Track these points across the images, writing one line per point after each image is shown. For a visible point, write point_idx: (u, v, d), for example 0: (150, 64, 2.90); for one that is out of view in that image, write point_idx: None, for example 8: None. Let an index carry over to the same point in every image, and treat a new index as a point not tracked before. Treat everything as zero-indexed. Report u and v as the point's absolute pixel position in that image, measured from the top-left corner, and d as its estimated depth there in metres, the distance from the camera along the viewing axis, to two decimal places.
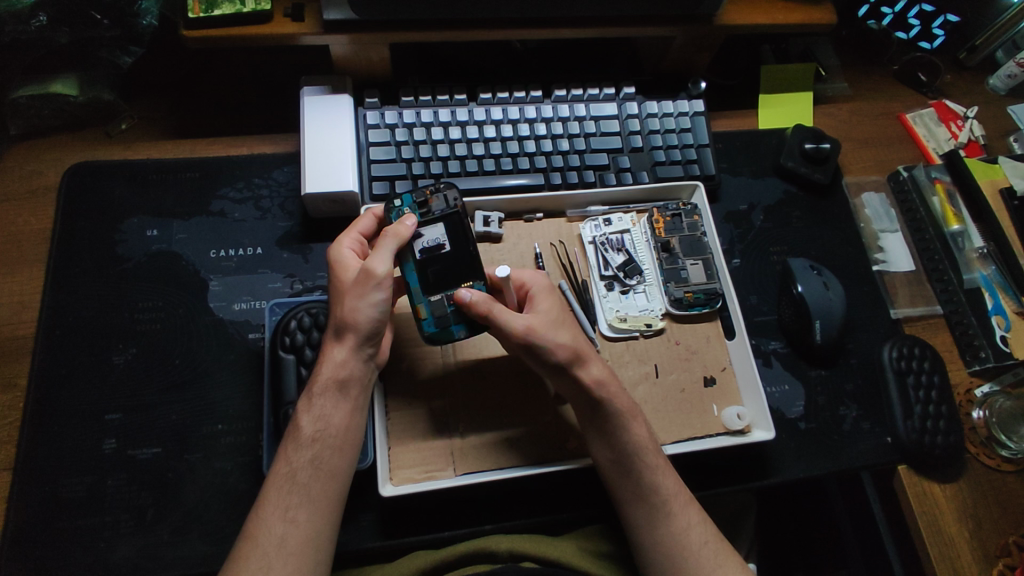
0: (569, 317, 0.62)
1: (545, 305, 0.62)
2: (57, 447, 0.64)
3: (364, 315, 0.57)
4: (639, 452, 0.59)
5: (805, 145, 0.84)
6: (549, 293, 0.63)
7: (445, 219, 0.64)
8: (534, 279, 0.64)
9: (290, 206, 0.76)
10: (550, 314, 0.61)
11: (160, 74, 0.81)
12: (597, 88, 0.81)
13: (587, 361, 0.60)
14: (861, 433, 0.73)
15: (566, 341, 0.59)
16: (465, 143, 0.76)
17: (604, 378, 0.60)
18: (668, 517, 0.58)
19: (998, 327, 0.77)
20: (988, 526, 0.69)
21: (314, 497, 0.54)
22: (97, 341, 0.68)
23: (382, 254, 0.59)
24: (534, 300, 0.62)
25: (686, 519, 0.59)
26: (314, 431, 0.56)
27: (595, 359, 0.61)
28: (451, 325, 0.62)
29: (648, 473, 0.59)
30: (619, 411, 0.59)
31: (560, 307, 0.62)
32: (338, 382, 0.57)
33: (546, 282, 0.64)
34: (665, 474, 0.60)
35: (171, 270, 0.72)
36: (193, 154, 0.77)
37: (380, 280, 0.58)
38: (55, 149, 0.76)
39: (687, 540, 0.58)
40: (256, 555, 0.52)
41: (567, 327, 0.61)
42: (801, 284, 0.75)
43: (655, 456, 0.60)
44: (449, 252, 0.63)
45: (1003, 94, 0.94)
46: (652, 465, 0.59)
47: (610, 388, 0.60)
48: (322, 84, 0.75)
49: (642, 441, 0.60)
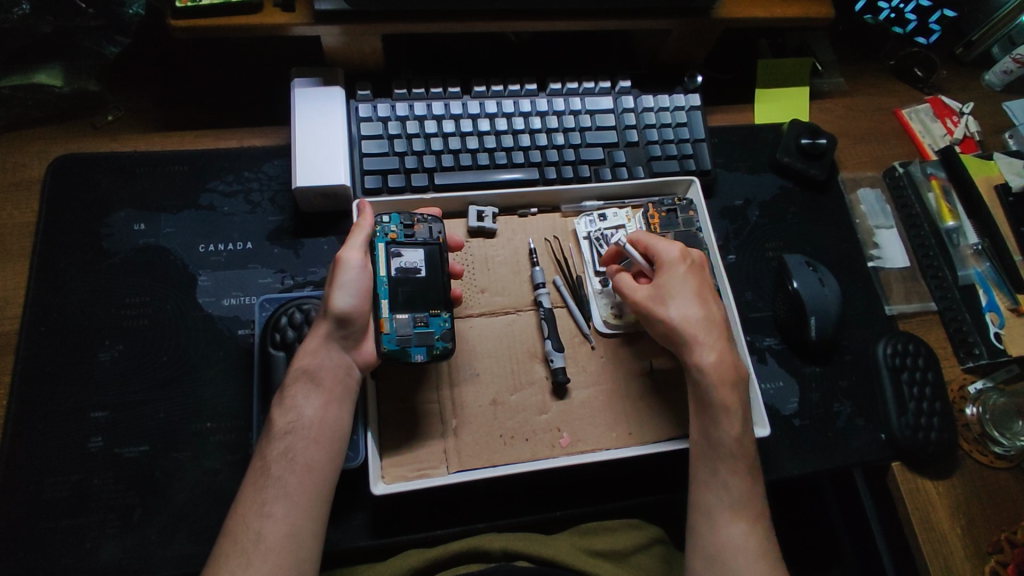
0: (695, 291, 0.64)
1: (669, 278, 0.64)
2: (42, 445, 0.63)
3: (337, 298, 0.59)
4: (733, 451, 0.59)
5: (802, 141, 0.83)
6: (677, 268, 0.65)
7: (428, 248, 0.64)
8: (665, 252, 0.66)
9: (281, 200, 0.75)
10: (668, 289, 0.64)
11: (147, 65, 0.79)
12: (593, 81, 0.80)
13: (698, 341, 0.62)
14: (855, 430, 0.73)
15: (676, 320, 0.62)
16: (460, 136, 0.75)
17: (717, 364, 0.61)
18: (731, 518, 0.57)
19: (992, 324, 0.77)
20: (981, 522, 0.69)
21: (291, 492, 0.53)
22: (82, 336, 0.67)
23: (352, 243, 0.61)
24: (659, 271, 0.65)
25: (746, 526, 0.57)
26: (287, 423, 0.56)
27: (713, 340, 0.62)
28: (411, 346, 0.61)
29: (727, 473, 0.59)
30: (725, 398, 0.60)
31: (686, 281, 0.64)
32: (308, 371, 0.58)
33: (674, 255, 0.65)
34: (745, 480, 0.59)
35: (158, 264, 0.71)
36: (181, 147, 0.76)
37: (350, 264, 0.60)
38: (39, 142, 0.74)
39: (746, 543, 0.56)
40: (235, 553, 0.51)
41: (686, 303, 0.63)
42: (797, 280, 0.74)
43: (747, 458, 0.60)
44: (422, 277, 0.64)
45: (998, 90, 0.94)
46: (735, 469, 0.59)
47: (723, 372, 0.61)
48: (313, 75, 0.74)
49: (738, 436, 0.60)
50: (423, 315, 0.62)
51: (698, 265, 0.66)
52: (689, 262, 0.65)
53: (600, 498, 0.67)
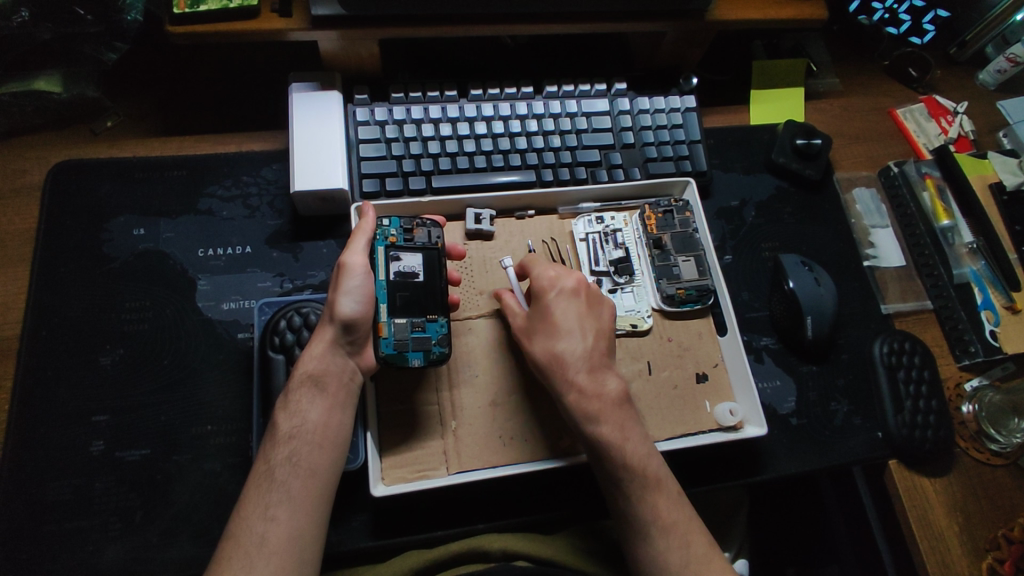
0: (560, 323, 0.63)
1: (539, 306, 0.64)
2: (44, 450, 0.63)
3: (342, 304, 0.59)
4: (623, 475, 0.58)
5: (796, 142, 0.84)
6: (546, 297, 0.64)
7: (426, 252, 0.65)
8: (535, 281, 0.65)
9: (279, 204, 0.75)
10: (535, 322, 0.63)
11: (146, 71, 0.80)
12: (589, 84, 0.81)
13: (559, 376, 0.61)
14: (852, 429, 0.74)
15: (540, 356, 0.62)
16: (456, 140, 0.75)
17: (582, 397, 0.60)
18: (647, 540, 0.56)
19: (987, 322, 0.78)
20: (977, 519, 0.69)
21: (295, 495, 0.54)
22: (83, 341, 0.67)
23: (355, 247, 0.61)
24: (532, 302, 0.65)
25: (664, 542, 0.56)
26: (291, 428, 0.57)
27: (575, 374, 0.60)
28: (408, 351, 0.62)
29: (623, 497, 0.58)
30: (593, 431, 0.59)
31: (551, 312, 0.63)
32: (313, 376, 0.58)
33: (543, 283, 0.65)
34: (644, 498, 0.57)
35: (159, 269, 0.71)
36: (180, 152, 0.76)
37: (352, 268, 0.60)
38: (39, 148, 0.75)
39: (664, 561, 0.55)
40: (238, 556, 0.50)
41: (548, 337, 0.62)
42: (793, 280, 0.75)
43: (640, 475, 0.58)
44: (421, 282, 0.64)
45: (993, 89, 0.94)
46: (631, 491, 0.58)
47: (587, 406, 0.59)
48: (311, 80, 0.74)
49: (622, 461, 0.58)
50: (420, 320, 0.62)
51: (571, 292, 0.64)
52: (558, 291, 0.64)
53: (598, 497, 0.67)
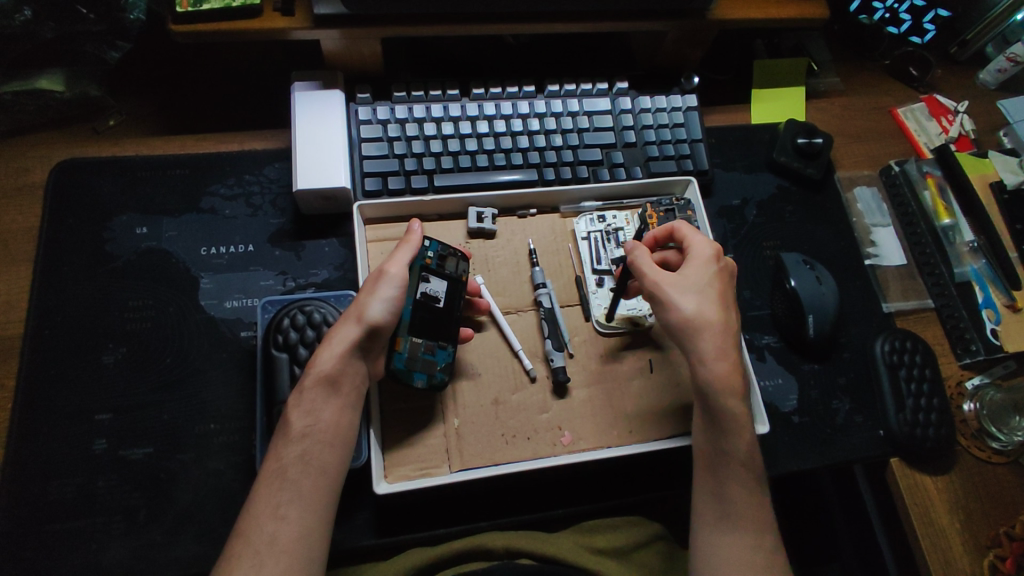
0: (718, 293, 0.61)
1: (698, 270, 0.62)
2: (49, 448, 0.63)
3: (374, 308, 0.59)
4: (738, 463, 0.57)
5: (799, 140, 0.84)
6: (707, 265, 0.62)
7: (453, 282, 0.66)
8: (697, 248, 0.63)
9: (282, 203, 0.75)
10: (693, 282, 0.61)
11: (148, 70, 0.80)
12: (591, 83, 0.81)
13: (712, 342, 0.58)
14: (854, 427, 0.74)
15: (695, 314, 0.59)
16: (459, 138, 0.75)
17: (728, 371, 0.58)
18: (732, 530, 0.56)
19: (989, 320, 0.78)
20: (979, 517, 0.70)
21: (305, 493, 0.54)
22: (86, 340, 0.67)
23: (400, 257, 0.62)
24: (686, 264, 0.63)
25: (757, 538, 0.56)
26: (304, 426, 0.56)
27: (725, 346, 0.59)
28: (415, 370, 0.62)
29: (728, 483, 0.57)
30: (732, 408, 0.58)
31: (709, 280, 0.61)
32: (329, 377, 0.57)
33: (707, 251, 0.63)
34: (753, 493, 0.57)
35: (161, 267, 0.71)
36: (182, 151, 0.76)
37: (393, 277, 0.60)
38: (41, 146, 0.75)
39: (756, 556, 0.55)
40: (247, 554, 0.50)
41: (706, 301, 0.60)
42: (794, 278, 0.75)
43: (755, 470, 0.58)
44: (440, 308, 0.65)
45: (992, 88, 0.94)
46: (743, 483, 0.57)
47: (731, 380, 0.58)
48: (313, 78, 0.75)
49: (747, 450, 0.58)
50: (434, 344, 0.63)
51: (728, 272, 0.63)
52: (721, 266, 0.63)
53: (602, 495, 0.67)
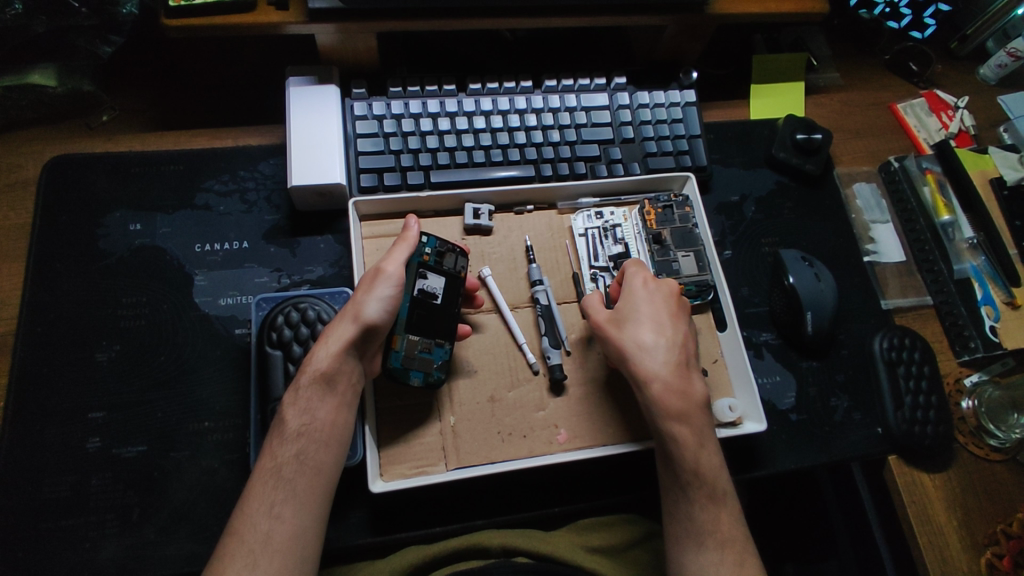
0: (652, 315, 0.62)
1: (629, 301, 0.63)
2: (42, 446, 0.63)
3: (369, 307, 0.58)
4: (692, 482, 0.57)
5: (798, 136, 0.83)
6: (637, 293, 0.64)
7: (451, 278, 0.65)
8: (630, 277, 0.65)
9: (276, 199, 0.75)
10: (625, 313, 0.63)
11: (141, 65, 0.79)
12: (588, 78, 0.80)
13: (645, 368, 0.59)
14: (852, 424, 0.74)
15: (627, 344, 0.61)
16: (455, 134, 0.75)
17: (665, 392, 0.58)
18: (699, 549, 0.55)
19: (987, 317, 0.77)
20: (976, 514, 0.69)
21: (300, 493, 0.53)
22: (79, 337, 0.67)
23: (396, 256, 0.61)
24: (622, 298, 0.64)
25: (719, 555, 0.55)
26: (300, 426, 0.56)
27: (659, 367, 0.59)
28: (412, 368, 0.62)
29: (687, 504, 0.57)
30: (672, 428, 0.58)
31: (641, 306, 0.63)
32: (326, 375, 0.57)
33: (639, 279, 0.65)
34: (708, 508, 0.57)
35: (155, 264, 0.71)
36: (176, 147, 0.76)
37: (390, 276, 0.60)
38: (34, 142, 0.74)
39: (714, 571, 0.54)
40: (241, 552, 0.50)
41: (640, 328, 0.61)
42: (793, 275, 0.74)
43: (709, 485, 0.57)
44: (438, 304, 0.64)
45: (993, 84, 0.94)
46: (696, 499, 0.57)
47: (668, 401, 0.58)
48: (308, 73, 0.74)
49: (696, 466, 0.57)
50: (430, 342, 0.63)
51: (665, 292, 0.64)
52: (652, 288, 0.64)
53: (599, 493, 0.67)
